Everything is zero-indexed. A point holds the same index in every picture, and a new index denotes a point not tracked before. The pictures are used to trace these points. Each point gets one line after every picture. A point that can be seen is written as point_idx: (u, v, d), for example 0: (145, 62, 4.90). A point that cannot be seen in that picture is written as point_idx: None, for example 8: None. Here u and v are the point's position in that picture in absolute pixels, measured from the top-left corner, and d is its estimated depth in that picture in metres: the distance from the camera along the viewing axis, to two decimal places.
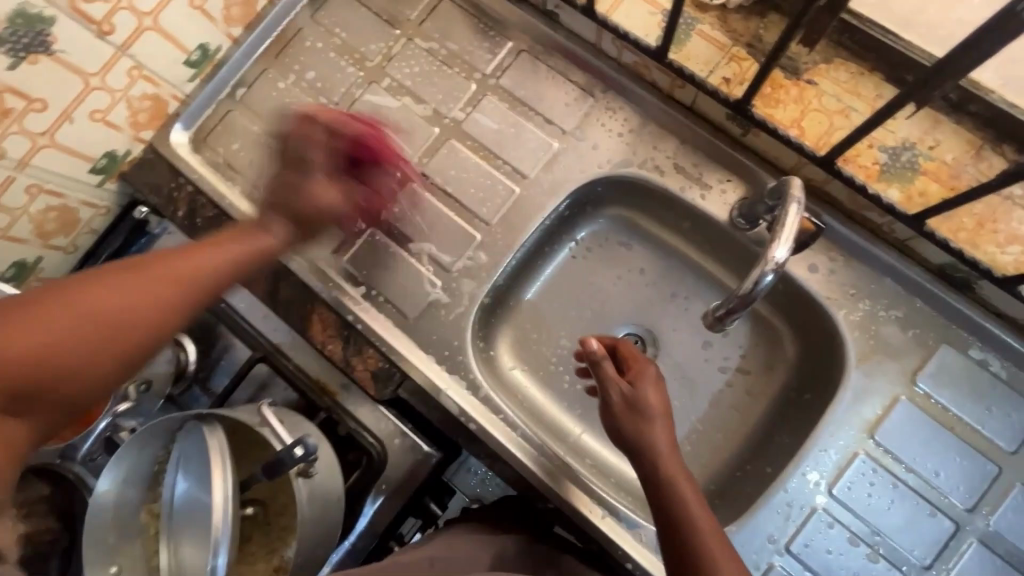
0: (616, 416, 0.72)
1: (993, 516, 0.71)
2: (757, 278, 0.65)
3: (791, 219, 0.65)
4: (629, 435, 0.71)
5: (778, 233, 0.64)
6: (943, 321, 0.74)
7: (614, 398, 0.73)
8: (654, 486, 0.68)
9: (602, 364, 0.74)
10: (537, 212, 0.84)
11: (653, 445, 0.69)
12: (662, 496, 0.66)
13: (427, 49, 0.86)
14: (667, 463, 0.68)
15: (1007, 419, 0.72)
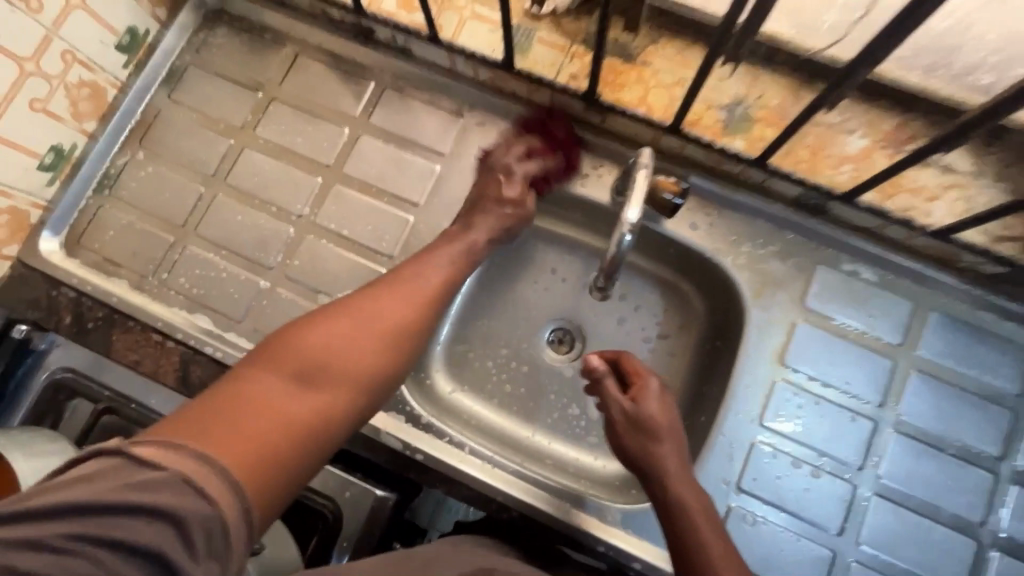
0: (621, 434, 0.69)
1: (901, 405, 0.72)
2: (619, 240, 0.64)
3: (641, 180, 0.64)
4: (639, 457, 0.67)
5: (630, 193, 0.63)
6: (819, 247, 0.75)
7: (618, 416, 0.69)
8: (664, 504, 0.64)
9: (604, 380, 0.70)
10: (435, 234, 0.79)
11: (668, 471, 0.65)
12: (677, 526, 0.62)
13: (293, 105, 0.84)
14: (676, 484, 0.64)
15: (883, 314, 0.73)
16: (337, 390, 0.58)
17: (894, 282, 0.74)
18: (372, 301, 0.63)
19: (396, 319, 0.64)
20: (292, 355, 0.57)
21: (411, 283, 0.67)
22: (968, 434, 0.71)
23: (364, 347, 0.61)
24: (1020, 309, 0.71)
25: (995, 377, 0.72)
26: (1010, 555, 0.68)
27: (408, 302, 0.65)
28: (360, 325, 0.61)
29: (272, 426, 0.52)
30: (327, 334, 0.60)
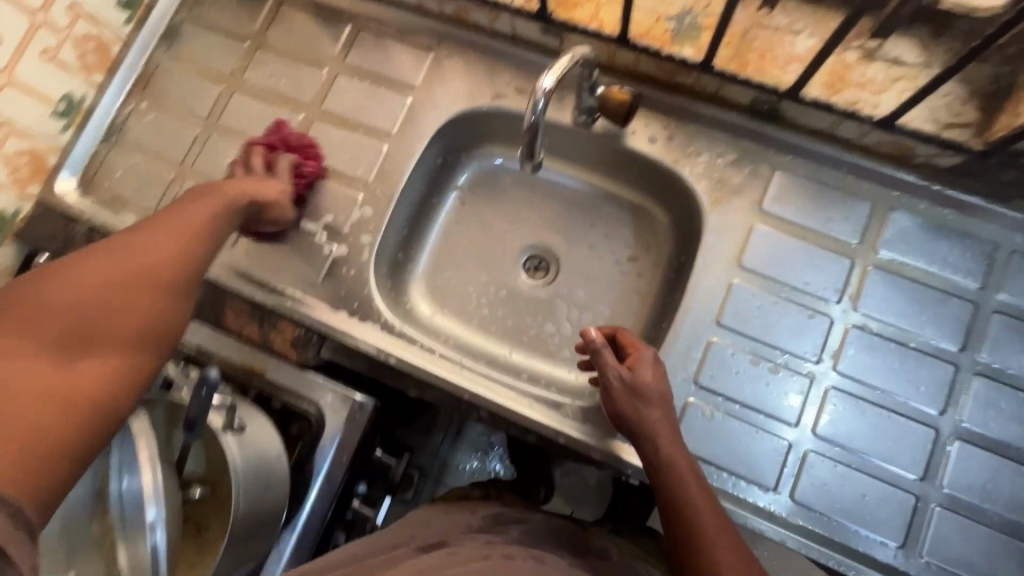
0: (617, 401, 0.68)
1: (859, 301, 0.73)
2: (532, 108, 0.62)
3: (565, 63, 0.63)
4: (640, 430, 0.67)
5: (548, 66, 0.62)
6: (777, 153, 0.76)
7: (614, 382, 0.69)
8: (660, 477, 0.64)
9: (601, 349, 0.70)
10: (407, 160, 0.84)
11: (665, 446, 0.65)
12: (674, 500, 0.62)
13: (276, 50, 0.91)
14: (668, 447, 0.65)
15: (843, 214, 0.74)
16: (98, 334, 0.53)
17: (852, 183, 0.74)
18: (88, 266, 0.55)
19: (190, 220, 0.65)
20: (40, 322, 0.50)
21: (147, 233, 0.61)
22: (927, 328, 0.72)
23: (111, 296, 0.55)
24: (981, 202, 0.71)
25: (955, 272, 0.72)
26: (969, 443, 0.69)
27: (191, 232, 0.64)
28: (127, 274, 0.57)
29: (45, 415, 0.46)
30: (65, 291, 0.52)
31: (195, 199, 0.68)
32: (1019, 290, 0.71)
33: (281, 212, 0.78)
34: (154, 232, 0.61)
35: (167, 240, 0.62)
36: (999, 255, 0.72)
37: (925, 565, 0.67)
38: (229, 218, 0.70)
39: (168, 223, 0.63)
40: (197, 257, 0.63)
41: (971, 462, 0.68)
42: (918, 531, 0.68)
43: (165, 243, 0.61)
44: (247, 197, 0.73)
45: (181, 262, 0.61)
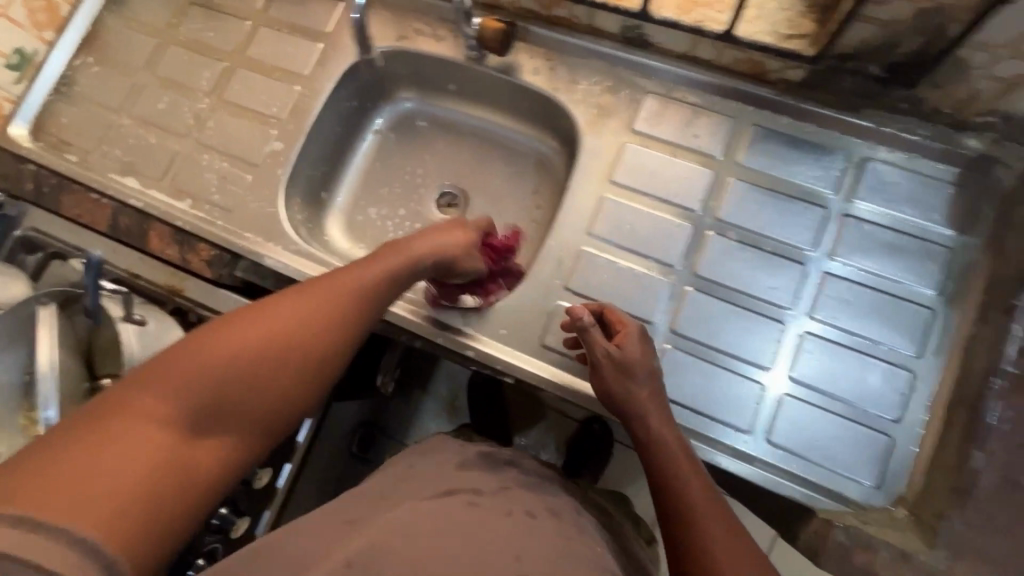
0: (607, 379, 0.68)
1: (721, 208, 0.77)
2: None
3: None
4: (645, 439, 0.65)
5: None
6: (646, 78, 0.82)
7: (602, 360, 0.67)
8: (665, 486, 0.62)
9: (589, 332, 0.67)
10: (318, 99, 0.92)
11: (672, 455, 0.64)
12: (680, 514, 0.60)
13: (207, 7, 0.99)
14: (652, 422, 0.66)
15: (708, 130, 0.79)
16: (252, 397, 0.52)
17: (716, 102, 0.80)
18: (289, 304, 0.57)
19: (384, 291, 0.65)
20: (215, 378, 0.50)
21: (343, 281, 0.61)
22: (784, 231, 0.76)
23: (276, 350, 0.54)
24: (833, 113, 0.75)
25: (810, 179, 0.76)
26: (818, 336, 0.72)
27: (367, 304, 0.62)
28: (283, 337, 0.55)
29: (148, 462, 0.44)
30: (234, 349, 0.52)
31: (395, 245, 0.69)
32: (870, 193, 0.74)
33: (461, 249, 0.73)
34: (352, 292, 0.61)
35: (361, 295, 0.62)
36: (852, 163, 0.76)
37: (772, 450, 0.69)
38: (403, 277, 0.67)
39: (352, 284, 0.62)
40: (354, 338, 0.60)
41: (819, 353, 0.71)
42: (766, 418, 0.70)
43: (340, 302, 0.60)
44: (431, 245, 0.71)
45: (340, 348, 0.58)
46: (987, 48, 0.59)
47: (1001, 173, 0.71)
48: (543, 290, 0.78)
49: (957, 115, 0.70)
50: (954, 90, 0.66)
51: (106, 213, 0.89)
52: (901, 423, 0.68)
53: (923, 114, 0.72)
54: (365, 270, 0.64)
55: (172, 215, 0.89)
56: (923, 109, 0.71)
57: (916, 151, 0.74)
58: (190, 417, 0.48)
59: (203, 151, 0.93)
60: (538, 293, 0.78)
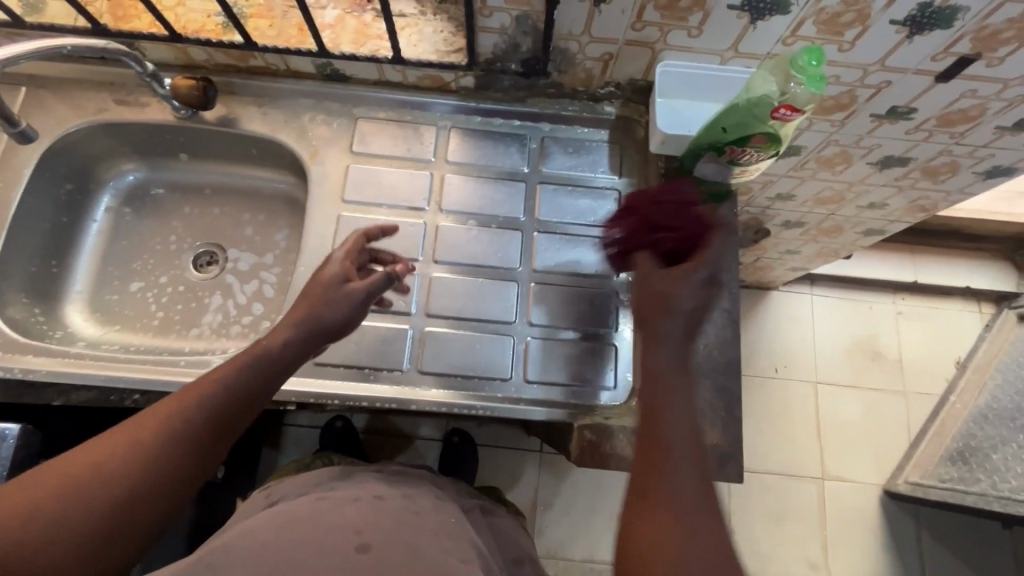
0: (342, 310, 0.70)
1: (444, 201, 0.89)
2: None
3: (41, 47, 0.70)
4: (660, 373, 0.62)
5: (20, 45, 0.68)
6: (351, 106, 0.91)
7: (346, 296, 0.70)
8: (657, 420, 0.59)
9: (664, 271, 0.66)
10: (16, 187, 0.85)
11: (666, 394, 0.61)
12: (651, 463, 0.57)
13: None
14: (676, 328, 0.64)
15: (418, 139, 0.91)
16: (126, 526, 0.55)
17: (417, 115, 0.92)
18: (151, 423, 0.58)
19: (260, 383, 0.64)
20: (75, 494, 0.54)
21: (209, 383, 0.62)
22: (499, 207, 0.89)
23: (150, 467, 0.57)
24: (507, 105, 0.91)
25: (508, 160, 0.91)
26: (545, 284, 0.85)
27: (243, 402, 0.63)
28: (158, 457, 0.57)
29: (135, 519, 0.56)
30: (97, 457, 0.56)
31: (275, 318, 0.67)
32: (555, 163, 0.92)
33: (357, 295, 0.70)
34: (217, 392, 0.61)
35: (227, 382, 0.62)
36: (533, 141, 0.92)
37: (531, 387, 0.80)
38: (280, 359, 0.66)
39: (215, 381, 0.62)
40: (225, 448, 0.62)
41: (549, 297, 0.84)
42: (521, 362, 0.81)
43: (206, 401, 0.61)
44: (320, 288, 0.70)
45: (212, 451, 0.61)
46: (572, 37, 0.78)
47: (635, 125, 0.92)
48: None
49: (589, 90, 0.89)
50: (575, 72, 0.85)
51: None
52: (617, 332, 0.84)
53: (568, 94, 0.91)
54: (239, 366, 0.63)
55: None
56: (567, 90, 0.90)
57: (577, 122, 0.92)
58: (94, 501, 0.54)
59: None
60: None
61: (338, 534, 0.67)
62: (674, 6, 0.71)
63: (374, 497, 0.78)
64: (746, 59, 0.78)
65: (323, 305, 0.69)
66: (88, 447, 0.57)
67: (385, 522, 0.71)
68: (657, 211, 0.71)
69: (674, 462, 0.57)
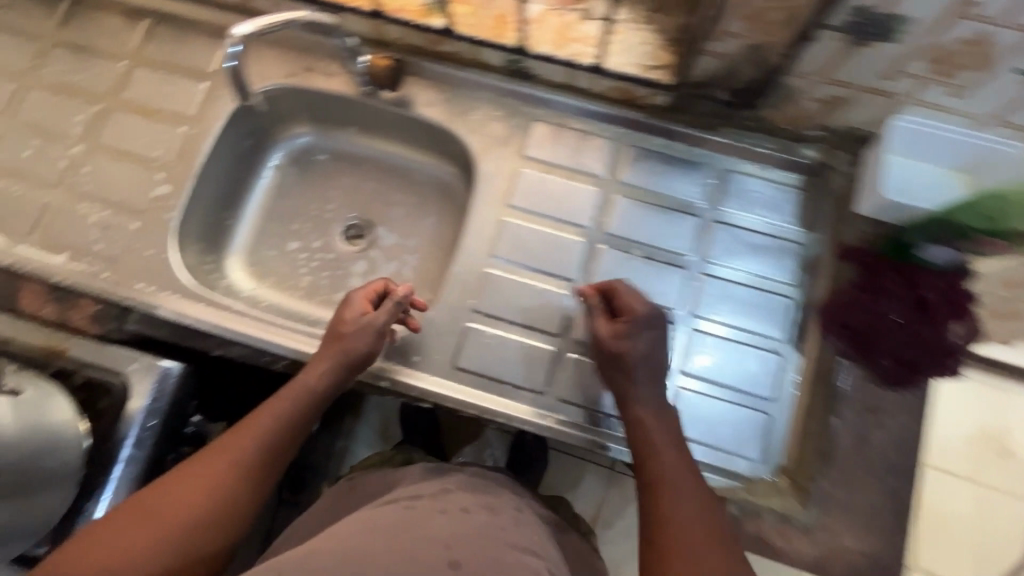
0: (355, 348, 0.74)
1: (609, 224, 0.84)
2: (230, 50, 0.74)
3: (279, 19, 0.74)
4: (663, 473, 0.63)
5: (260, 19, 0.73)
6: (529, 106, 0.87)
7: (360, 337, 0.74)
8: (659, 529, 0.59)
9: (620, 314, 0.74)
10: (207, 139, 0.89)
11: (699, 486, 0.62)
12: (656, 500, 0.61)
13: (73, 47, 0.93)
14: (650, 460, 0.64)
15: (591, 152, 0.86)
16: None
17: (596, 126, 0.87)
18: (188, 488, 0.63)
19: (288, 442, 0.70)
20: (157, 524, 0.60)
21: (240, 447, 0.66)
22: (665, 240, 0.84)
23: (189, 531, 0.61)
24: (695, 131, 0.84)
25: (682, 191, 0.85)
26: (702, 331, 0.80)
27: (272, 459, 0.68)
28: (197, 521, 0.61)
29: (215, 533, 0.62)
30: (136, 521, 0.60)
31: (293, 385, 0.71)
32: (733, 202, 0.85)
33: (379, 340, 0.75)
34: (249, 455, 0.66)
35: (260, 442, 0.67)
36: (714, 176, 0.85)
37: None
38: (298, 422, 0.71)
39: (247, 446, 0.66)
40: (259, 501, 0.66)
41: (703, 346, 0.80)
42: None
43: (272, 423, 0.69)
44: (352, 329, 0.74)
45: (243, 509, 0.65)
46: (805, 76, 0.69)
47: (832, 175, 0.83)
48: (456, 313, 0.81)
49: (794, 130, 0.81)
50: (788, 110, 0.77)
51: None
52: (775, 400, 0.77)
53: (766, 130, 0.82)
54: (267, 429, 0.68)
55: (46, 270, 0.82)
56: (767, 126, 0.82)
57: (767, 162, 0.84)
58: (189, 513, 0.61)
59: (78, 200, 0.86)
60: (452, 317, 0.81)
61: (428, 547, 0.61)
62: (949, 61, 0.61)
63: (461, 509, 0.71)
64: (1012, 130, 0.66)
65: (346, 340, 0.74)
66: (125, 512, 0.61)
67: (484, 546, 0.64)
68: (893, 281, 0.77)
69: (682, 537, 0.58)
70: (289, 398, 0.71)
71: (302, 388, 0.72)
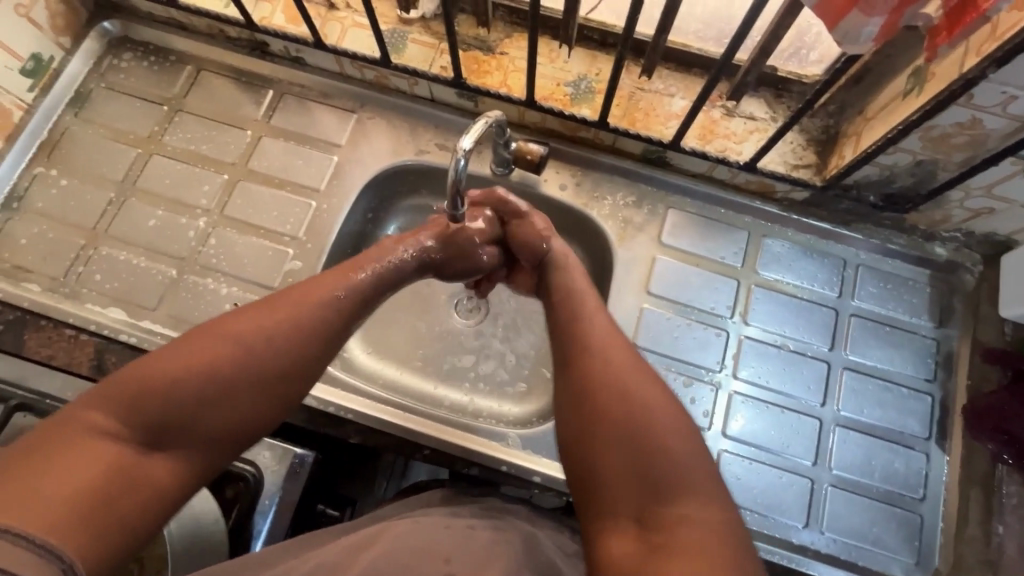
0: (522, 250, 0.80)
1: (747, 315, 0.84)
2: (455, 167, 0.67)
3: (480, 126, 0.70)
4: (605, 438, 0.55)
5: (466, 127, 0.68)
6: (664, 192, 0.88)
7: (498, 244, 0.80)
8: (602, 420, 0.56)
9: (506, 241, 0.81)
10: (338, 214, 0.88)
11: (599, 346, 0.63)
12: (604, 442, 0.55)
13: (198, 115, 0.92)
14: (599, 385, 0.59)
15: (727, 243, 0.87)
16: (218, 441, 0.51)
17: (730, 215, 0.88)
18: (214, 356, 0.52)
19: (318, 324, 0.59)
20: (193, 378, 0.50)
21: (259, 329, 0.55)
22: (804, 332, 0.84)
23: (225, 398, 0.52)
24: (829, 226, 0.86)
25: (818, 283, 0.86)
26: (849, 429, 0.80)
27: (352, 310, 0.63)
28: (252, 353, 0.54)
29: (220, 411, 0.51)
30: (148, 385, 0.49)
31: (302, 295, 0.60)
32: (868, 295, 0.85)
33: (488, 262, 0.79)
34: (332, 299, 0.62)
35: (291, 323, 0.57)
36: (848, 268, 0.86)
37: (832, 542, 0.75)
38: (371, 298, 0.67)
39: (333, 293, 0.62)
40: (328, 345, 0.60)
41: (851, 444, 0.79)
42: (819, 510, 0.76)
43: (300, 323, 0.58)
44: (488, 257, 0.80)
45: (302, 366, 0.57)
46: (965, 189, 0.72)
47: (963, 273, 0.85)
48: None
49: (930, 230, 0.84)
50: (932, 214, 0.80)
51: (91, 353, 0.79)
52: (926, 499, 0.77)
53: (899, 227, 0.85)
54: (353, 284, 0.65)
55: None
56: (902, 224, 0.85)
57: (900, 256, 0.86)
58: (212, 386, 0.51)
59: (205, 275, 0.84)
60: None
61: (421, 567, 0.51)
62: None
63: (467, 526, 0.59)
64: None
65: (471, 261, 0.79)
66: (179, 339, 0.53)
67: (490, 563, 0.53)
68: None
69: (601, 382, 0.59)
70: (305, 300, 0.60)
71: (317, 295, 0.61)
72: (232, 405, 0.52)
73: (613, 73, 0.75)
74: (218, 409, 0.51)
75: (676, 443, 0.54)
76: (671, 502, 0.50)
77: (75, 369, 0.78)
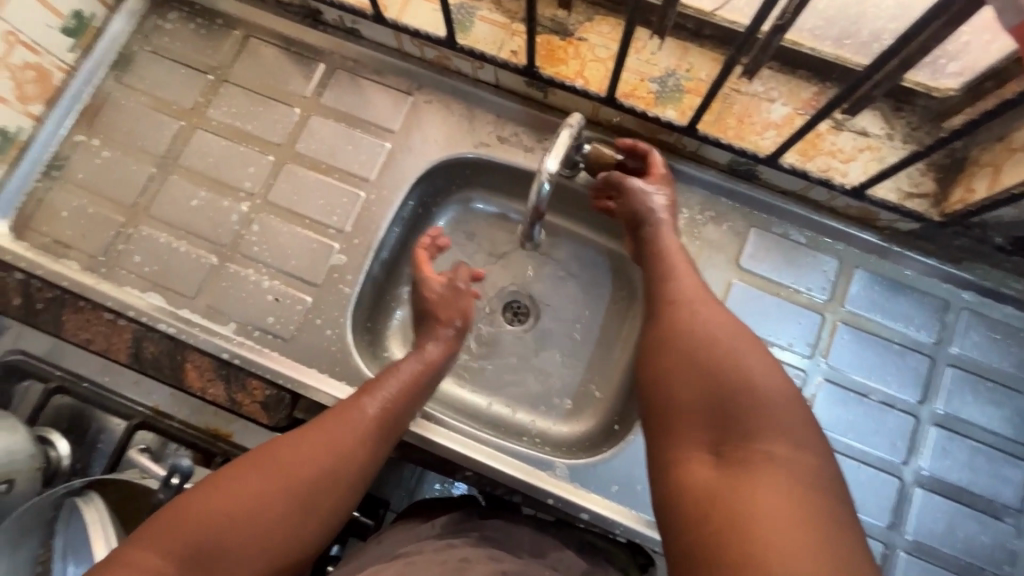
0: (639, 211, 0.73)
1: (831, 355, 0.76)
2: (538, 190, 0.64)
3: (564, 140, 0.65)
4: (699, 361, 0.57)
5: (550, 146, 0.64)
6: (749, 210, 0.79)
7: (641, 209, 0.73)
8: (681, 356, 0.58)
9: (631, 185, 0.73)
10: (387, 208, 0.81)
11: (682, 287, 0.65)
12: (700, 359, 0.57)
13: (243, 87, 0.85)
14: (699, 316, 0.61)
15: (814, 273, 0.78)
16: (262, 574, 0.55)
17: (821, 240, 0.78)
18: (247, 496, 0.55)
19: (346, 477, 0.61)
20: (224, 527, 0.53)
21: (292, 463, 0.59)
22: (892, 379, 0.75)
23: (255, 539, 0.54)
24: (935, 263, 0.76)
25: (913, 326, 0.76)
26: (931, 491, 0.72)
27: (384, 443, 0.65)
28: (285, 487, 0.57)
29: (254, 552, 0.54)
30: (192, 527, 0.53)
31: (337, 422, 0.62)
32: (971, 344, 0.76)
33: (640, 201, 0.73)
34: (365, 427, 0.63)
35: (323, 464, 0.60)
36: (951, 311, 0.76)
37: None
38: (395, 421, 0.65)
39: (366, 414, 0.63)
40: (364, 479, 0.62)
41: (932, 508, 0.72)
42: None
43: (335, 457, 0.60)
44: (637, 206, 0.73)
45: (337, 504, 0.60)
46: None
47: None
48: None
49: None
50: None
51: (128, 340, 0.75)
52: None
53: (1017, 270, 0.75)
54: (385, 403, 0.65)
55: (212, 344, 0.75)
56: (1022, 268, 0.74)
57: (1014, 302, 0.76)
58: (246, 530, 0.54)
59: (246, 265, 0.79)
60: None
61: None
62: None
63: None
64: None
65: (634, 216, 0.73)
66: (211, 483, 0.56)
67: None
68: None
69: (691, 327, 0.60)
70: (334, 438, 0.61)
71: (342, 434, 0.61)
72: (264, 542, 0.55)
73: (716, 75, 0.65)
74: (253, 549, 0.54)
75: (769, 381, 0.55)
76: (754, 439, 0.51)
77: (112, 356, 0.75)
